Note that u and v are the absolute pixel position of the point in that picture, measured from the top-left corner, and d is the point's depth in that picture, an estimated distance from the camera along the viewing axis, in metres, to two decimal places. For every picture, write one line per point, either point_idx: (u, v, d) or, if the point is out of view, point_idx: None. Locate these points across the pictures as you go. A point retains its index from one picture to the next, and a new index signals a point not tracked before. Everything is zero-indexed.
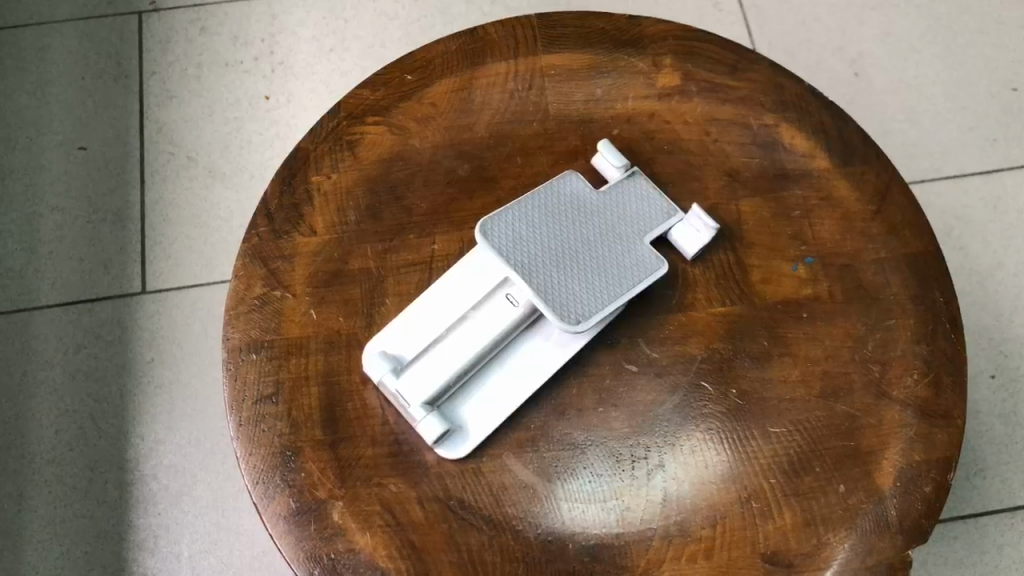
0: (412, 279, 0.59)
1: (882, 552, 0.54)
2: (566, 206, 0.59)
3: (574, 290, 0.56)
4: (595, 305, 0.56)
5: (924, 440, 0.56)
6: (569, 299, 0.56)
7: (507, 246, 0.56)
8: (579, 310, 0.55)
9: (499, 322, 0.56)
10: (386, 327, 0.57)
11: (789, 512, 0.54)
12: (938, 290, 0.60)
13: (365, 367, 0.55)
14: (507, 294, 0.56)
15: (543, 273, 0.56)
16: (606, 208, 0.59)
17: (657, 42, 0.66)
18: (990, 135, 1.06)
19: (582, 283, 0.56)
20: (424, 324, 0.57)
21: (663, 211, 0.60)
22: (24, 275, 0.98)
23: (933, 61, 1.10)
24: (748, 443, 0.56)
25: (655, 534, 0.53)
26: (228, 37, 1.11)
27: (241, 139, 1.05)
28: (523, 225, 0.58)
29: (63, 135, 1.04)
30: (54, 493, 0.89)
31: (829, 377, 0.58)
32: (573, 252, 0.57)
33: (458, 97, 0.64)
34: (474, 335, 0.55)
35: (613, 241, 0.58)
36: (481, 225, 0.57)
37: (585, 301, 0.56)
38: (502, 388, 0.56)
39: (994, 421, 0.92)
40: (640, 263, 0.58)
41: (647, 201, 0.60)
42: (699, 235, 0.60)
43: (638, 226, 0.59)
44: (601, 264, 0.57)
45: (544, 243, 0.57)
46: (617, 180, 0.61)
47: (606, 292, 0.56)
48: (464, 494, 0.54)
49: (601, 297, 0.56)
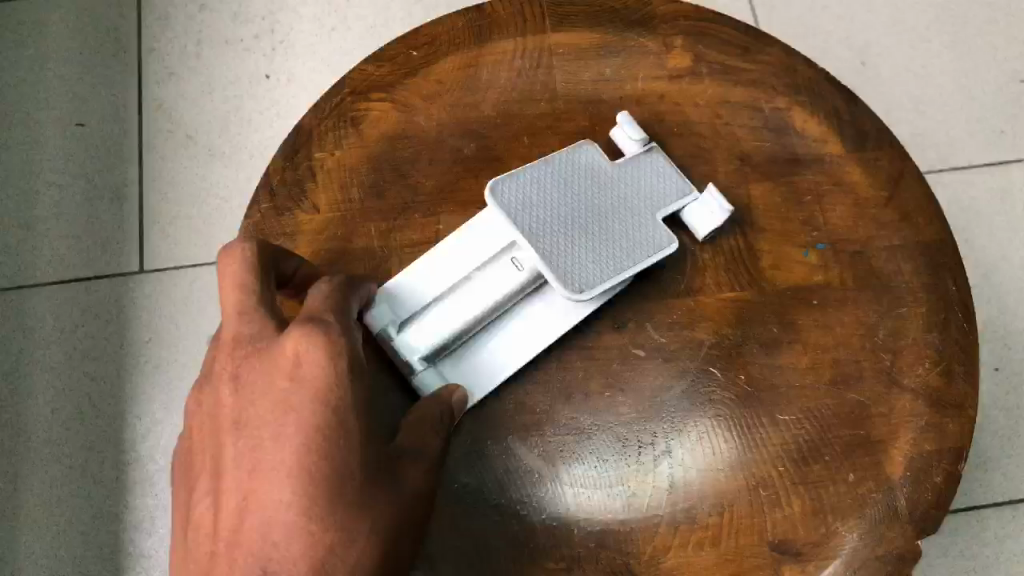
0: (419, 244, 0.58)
1: (892, 542, 0.53)
2: (580, 175, 0.59)
3: (580, 258, 0.56)
4: (598, 275, 0.56)
5: (936, 428, 0.56)
6: (573, 266, 0.56)
7: (517, 208, 0.57)
8: (582, 279, 0.55)
9: (502, 286, 0.56)
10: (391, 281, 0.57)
11: (799, 500, 0.54)
12: (952, 278, 0.59)
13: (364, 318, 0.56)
14: (513, 257, 0.56)
15: (551, 239, 0.56)
16: (619, 181, 0.59)
17: (668, 22, 0.65)
18: (997, 126, 1.03)
19: (587, 251, 0.56)
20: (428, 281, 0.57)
21: (681, 189, 0.60)
22: (19, 253, 0.96)
23: (943, 50, 1.07)
24: (757, 430, 0.55)
25: (662, 521, 0.53)
26: (228, 14, 1.08)
27: (240, 118, 1.03)
28: (534, 188, 0.58)
29: (61, 111, 1.03)
30: (50, 473, 0.89)
31: (840, 364, 0.57)
32: (582, 220, 0.57)
33: (466, 74, 0.63)
34: (476, 297, 0.55)
35: (627, 217, 0.58)
36: (492, 184, 0.57)
37: (590, 270, 0.56)
38: (504, 353, 0.56)
39: (998, 413, 0.91)
40: (651, 238, 0.58)
41: (665, 178, 0.60)
42: (715, 216, 0.59)
43: (653, 203, 0.59)
44: (607, 234, 0.57)
45: (553, 208, 0.57)
46: (635, 155, 0.60)
47: (613, 264, 0.56)
48: (467, 476, 0.54)
49: (607, 266, 0.56)
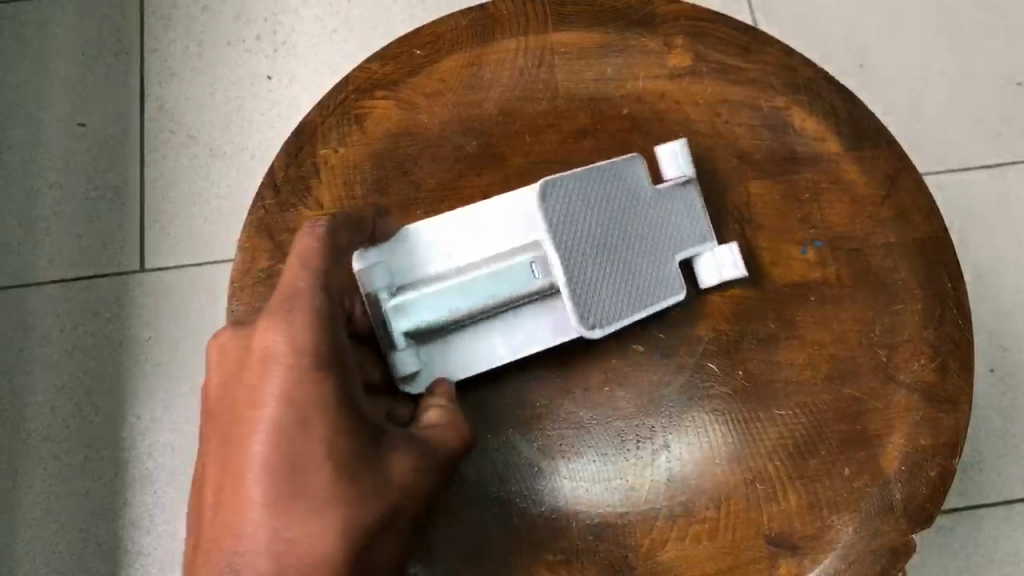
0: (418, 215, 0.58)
1: (888, 534, 0.55)
2: (622, 191, 0.58)
3: (601, 288, 0.57)
4: (608, 311, 0.57)
5: (931, 425, 0.57)
6: (589, 292, 0.57)
7: (558, 222, 0.56)
8: (596, 314, 0.57)
9: (512, 289, 0.56)
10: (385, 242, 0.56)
11: (793, 493, 0.56)
12: (948, 275, 0.60)
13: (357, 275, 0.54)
14: (533, 262, 0.56)
15: (582, 262, 0.57)
16: (655, 207, 0.59)
17: (669, 22, 0.64)
18: (994, 129, 0.99)
19: (609, 281, 0.57)
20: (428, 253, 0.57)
21: (702, 235, 0.60)
22: (22, 250, 0.97)
23: (939, 49, 1.02)
24: (754, 425, 0.57)
25: (659, 514, 0.56)
26: (230, 15, 1.05)
27: (242, 120, 1.02)
28: (579, 198, 0.57)
29: (62, 110, 1.01)
30: (50, 469, 0.91)
31: (838, 362, 0.58)
32: (611, 242, 0.58)
33: (468, 73, 0.63)
34: (479, 290, 0.55)
35: (651, 245, 0.59)
36: (542, 188, 0.56)
37: (606, 305, 0.57)
38: (485, 349, 0.57)
39: (993, 414, 0.91)
40: (666, 281, 0.59)
41: (693, 216, 0.60)
42: (720, 273, 0.59)
43: (676, 239, 0.59)
44: (630, 263, 0.58)
45: (589, 224, 0.57)
46: (673, 187, 0.60)
47: (623, 299, 0.58)
48: (466, 470, 0.56)
49: (620, 301, 0.57)
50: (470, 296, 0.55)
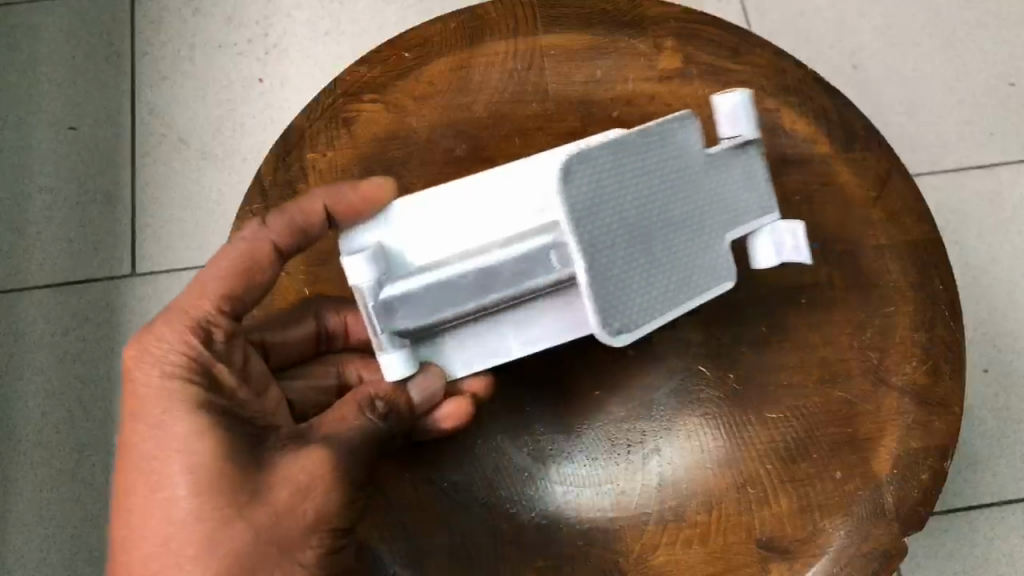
0: (390, 184, 0.54)
1: (880, 539, 0.55)
2: (663, 166, 0.50)
3: (631, 287, 0.48)
4: (641, 313, 0.48)
5: (922, 427, 0.57)
6: (622, 295, 0.48)
7: (586, 203, 0.47)
8: (625, 318, 0.47)
9: (524, 281, 0.48)
10: (379, 220, 0.52)
11: (785, 497, 0.57)
12: (939, 278, 0.59)
13: (347, 268, 0.48)
14: (552, 250, 0.48)
15: (612, 255, 0.47)
16: (701, 184, 0.51)
17: (659, 23, 0.63)
18: (986, 129, 0.99)
19: (641, 279, 0.48)
20: (430, 234, 0.52)
21: (761, 204, 0.53)
22: (12, 255, 0.97)
23: (931, 49, 1.02)
24: (745, 429, 0.58)
25: (649, 518, 0.58)
26: (222, 18, 1.05)
27: (234, 123, 1.01)
28: (610, 174, 0.48)
29: (53, 114, 1.01)
30: (41, 476, 0.90)
31: (828, 362, 0.59)
32: (647, 230, 0.49)
33: (457, 76, 0.63)
34: (491, 282, 0.48)
35: (697, 224, 0.51)
36: (565, 162, 0.46)
37: (634, 307, 0.48)
38: (493, 346, 0.53)
39: (988, 414, 0.90)
40: (713, 266, 0.51)
41: (754, 186, 0.53)
42: (779, 254, 0.53)
43: (730, 216, 0.52)
44: (666, 253, 0.50)
45: (622, 208, 0.48)
46: (730, 147, 0.53)
47: (658, 298, 0.49)
48: (457, 476, 0.58)
49: (650, 303, 0.49)
50: (470, 286, 0.48)
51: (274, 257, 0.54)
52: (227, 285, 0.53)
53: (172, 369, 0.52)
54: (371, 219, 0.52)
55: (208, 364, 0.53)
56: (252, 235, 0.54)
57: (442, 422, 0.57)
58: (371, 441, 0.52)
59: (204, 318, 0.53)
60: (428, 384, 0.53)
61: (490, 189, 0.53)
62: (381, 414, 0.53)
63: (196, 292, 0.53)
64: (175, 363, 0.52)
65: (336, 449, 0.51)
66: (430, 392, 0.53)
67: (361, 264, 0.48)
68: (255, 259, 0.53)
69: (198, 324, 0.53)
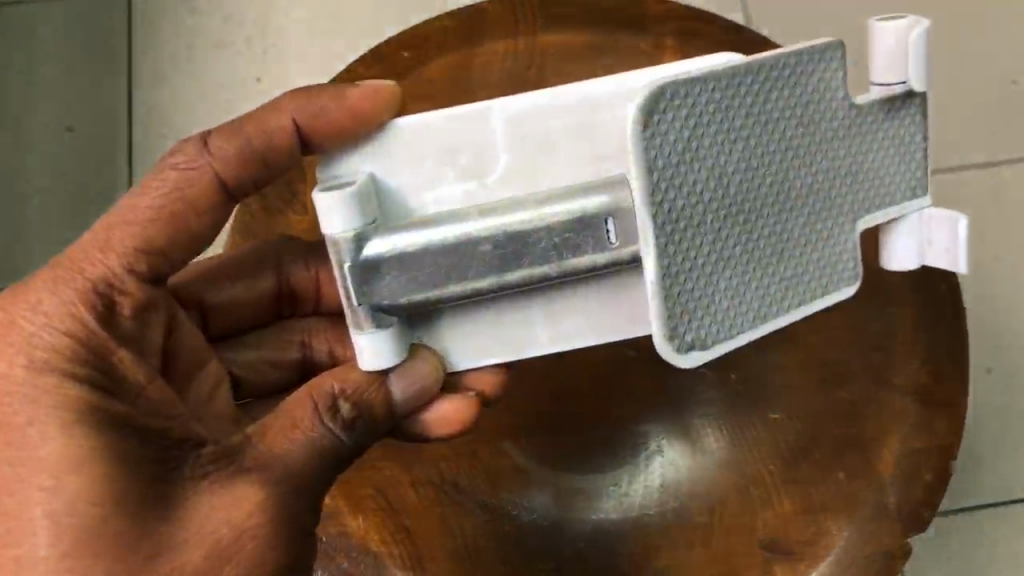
0: (393, 92, 0.47)
1: (882, 541, 0.57)
2: (787, 118, 0.41)
3: (718, 280, 0.40)
4: (722, 320, 0.40)
5: (924, 427, 0.57)
6: (700, 296, 0.40)
7: (677, 155, 0.39)
8: (699, 326, 0.40)
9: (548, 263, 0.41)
10: (375, 145, 0.44)
11: (787, 499, 0.58)
12: (943, 279, 0.58)
13: (318, 210, 0.41)
14: (609, 221, 0.40)
15: (701, 233, 0.39)
16: (837, 149, 0.42)
17: (659, 23, 0.63)
18: (988, 126, 0.97)
19: (731, 272, 0.40)
20: (435, 175, 0.44)
21: (907, 189, 0.44)
22: (11, 256, 0.98)
23: (934, 44, 0.98)
24: (749, 429, 0.60)
25: (652, 519, 0.60)
26: (219, 16, 1.01)
27: (232, 124, 0.99)
28: (711, 121, 0.39)
29: (49, 113, 1.00)
30: None
31: (831, 363, 0.59)
32: (752, 207, 0.40)
33: (456, 75, 0.63)
34: None
35: (816, 206, 0.42)
36: (658, 88, 0.38)
37: (716, 309, 0.40)
38: (510, 332, 0.45)
39: (991, 414, 0.90)
40: (832, 264, 0.43)
41: (903, 162, 0.43)
42: (920, 254, 0.45)
43: (862, 199, 0.43)
44: (775, 239, 0.41)
45: (724, 173, 0.40)
46: (881, 98, 0.42)
47: (749, 302, 0.41)
48: (459, 478, 0.60)
49: (739, 304, 0.40)
50: (482, 261, 0.41)
51: (219, 193, 0.48)
52: (138, 242, 0.46)
53: (42, 359, 0.43)
54: (364, 139, 0.44)
55: (96, 345, 0.44)
56: (191, 163, 0.47)
57: (434, 425, 0.52)
58: (326, 458, 0.44)
59: (104, 282, 0.45)
60: (415, 377, 0.45)
61: (524, 126, 0.44)
62: (346, 422, 0.44)
63: (98, 250, 0.46)
64: (48, 348, 0.43)
65: (271, 477, 0.43)
66: (417, 390, 0.45)
67: (339, 208, 0.41)
68: (187, 200, 0.47)
69: (91, 294, 0.45)
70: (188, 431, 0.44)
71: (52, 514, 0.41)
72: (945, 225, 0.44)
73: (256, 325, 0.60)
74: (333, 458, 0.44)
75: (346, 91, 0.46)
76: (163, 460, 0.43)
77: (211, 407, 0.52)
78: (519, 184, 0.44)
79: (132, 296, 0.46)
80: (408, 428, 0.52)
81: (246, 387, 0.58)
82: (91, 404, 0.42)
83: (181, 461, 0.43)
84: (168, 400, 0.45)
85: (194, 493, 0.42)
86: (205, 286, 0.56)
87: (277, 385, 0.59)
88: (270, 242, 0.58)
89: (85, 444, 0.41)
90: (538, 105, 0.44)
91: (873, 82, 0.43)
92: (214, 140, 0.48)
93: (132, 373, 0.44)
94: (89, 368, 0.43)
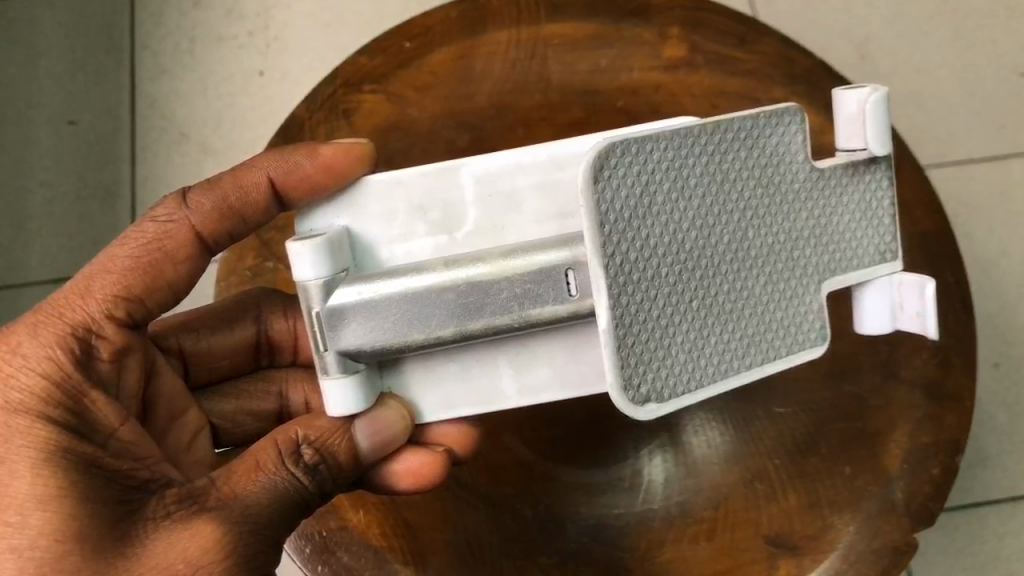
0: (367, 150, 0.48)
1: (890, 535, 0.57)
2: (747, 174, 0.40)
3: (677, 336, 0.39)
4: (679, 377, 0.39)
5: (933, 421, 0.58)
6: (654, 350, 0.39)
7: (631, 210, 0.38)
8: (654, 381, 0.38)
9: (509, 310, 0.40)
10: (346, 200, 0.45)
11: (794, 493, 0.58)
12: (951, 270, 0.59)
13: (290, 257, 0.41)
14: (569, 274, 0.40)
15: (658, 287, 0.39)
16: (801, 206, 0.41)
17: (666, 11, 0.62)
18: (997, 119, 0.96)
19: (692, 327, 0.39)
20: (401, 223, 0.45)
21: (875, 253, 0.43)
22: (12, 251, 0.97)
23: (939, 37, 0.97)
24: (754, 423, 0.60)
25: (657, 516, 0.59)
26: (222, 10, 1.01)
27: (234, 117, 0.99)
28: (666, 175, 0.39)
29: (51, 107, 0.99)
30: None
31: (839, 357, 0.60)
32: (714, 264, 0.39)
33: (458, 66, 0.62)
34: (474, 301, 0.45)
35: (780, 264, 0.41)
36: (611, 143, 0.38)
37: (674, 366, 0.39)
38: (476, 383, 0.45)
39: (998, 410, 0.89)
40: (797, 323, 0.42)
41: (871, 226, 0.43)
42: (893, 316, 0.43)
43: (828, 260, 0.42)
44: (738, 296, 0.40)
45: (681, 230, 0.39)
46: (844, 163, 0.42)
47: (708, 360, 0.39)
48: (461, 472, 0.60)
49: (699, 361, 0.39)
50: (445, 309, 0.40)
51: (194, 244, 0.48)
52: (120, 288, 0.46)
53: (17, 401, 0.41)
54: (336, 195, 0.45)
55: (71, 386, 0.43)
56: (167, 217, 0.47)
57: (400, 478, 0.51)
58: (290, 503, 0.43)
59: (83, 326, 0.44)
60: (381, 428, 0.44)
61: (491, 183, 0.45)
62: (308, 468, 0.43)
63: (78, 295, 0.45)
64: (23, 391, 0.42)
65: (229, 515, 0.40)
66: (382, 440, 0.44)
67: (308, 256, 0.41)
68: (165, 250, 0.47)
69: (70, 337, 0.44)
70: (157, 474, 0.44)
71: (15, 549, 0.39)
72: (915, 289, 0.42)
73: (232, 374, 0.59)
74: (297, 502, 0.43)
75: (319, 149, 0.47)
76: (126, 502, 0.41)
77: (189, 454, 0.52)
78: (487, 237, 0.45)
79: (111, 342, 0.45)
80: (375, 478, 0.51)
81: (225, 436, 0.57)
82: (61, 448, 0.41)
83: (145, 504, 0.41)
84: (140, 445, 0.44)
85: (155, 532, 0.40)
86: (184, 333, 0.56)
87: (256, 434, 0.58)
88: (254, 293, 0.58)
89: (54, 484, 0.40)
90: (510, 161, 0.45)
91: (839, 147, 0.43)
92: (192, 196, 0.48)
93: (105, 417, 0.44)
94: (63, 410, 0.42)
